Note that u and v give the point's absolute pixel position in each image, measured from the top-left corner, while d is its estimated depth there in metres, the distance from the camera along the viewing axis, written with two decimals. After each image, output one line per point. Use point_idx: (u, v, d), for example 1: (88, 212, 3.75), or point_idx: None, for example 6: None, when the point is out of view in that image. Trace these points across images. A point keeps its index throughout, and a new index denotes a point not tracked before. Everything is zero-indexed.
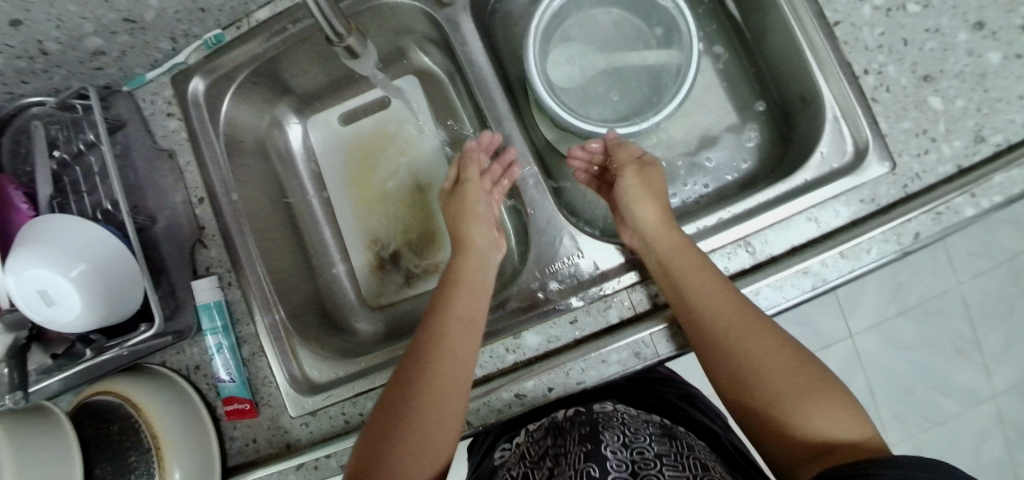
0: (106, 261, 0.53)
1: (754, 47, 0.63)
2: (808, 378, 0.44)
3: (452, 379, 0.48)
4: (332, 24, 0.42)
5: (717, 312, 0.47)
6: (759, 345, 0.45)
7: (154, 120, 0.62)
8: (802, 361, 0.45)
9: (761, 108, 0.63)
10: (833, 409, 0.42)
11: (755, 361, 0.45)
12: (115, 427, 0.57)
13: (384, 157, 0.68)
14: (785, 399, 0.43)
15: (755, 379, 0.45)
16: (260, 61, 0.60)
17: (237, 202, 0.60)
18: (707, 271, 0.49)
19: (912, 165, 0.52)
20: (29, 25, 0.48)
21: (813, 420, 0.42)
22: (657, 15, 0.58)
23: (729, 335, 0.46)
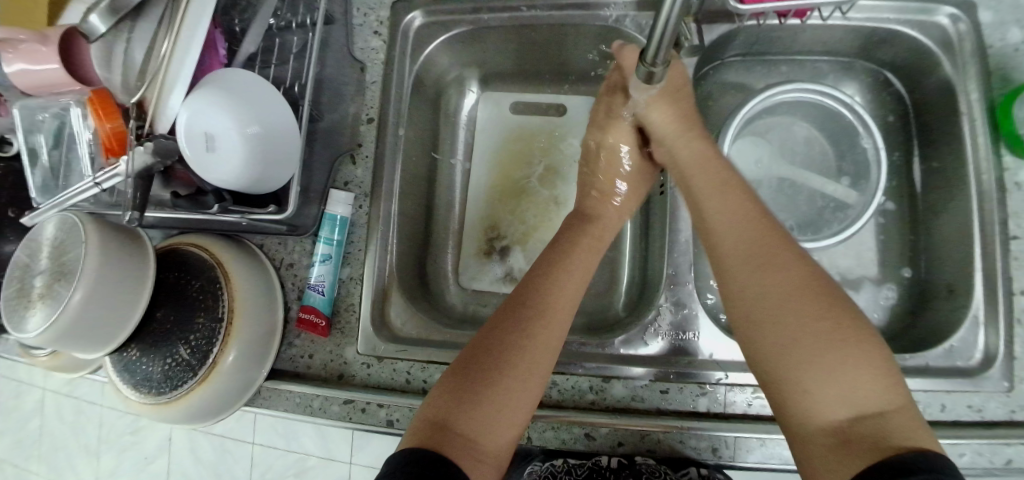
0: (275, 133, 0.53)
1: (921, 219, 0.64)
2: (834, 328, 0.40)
3: (539, 361, 0.46)
4: (659, 55, 0.37)
5: (738, 245, 0.45)
6: (778, 284, 0.42)
7: (360, 31, 0.64)
8: (837, 308, 0.41)
9: (906, 274, 0.64)
10: (856, 366, 0.38)
11: (769, 302, 0.42)
12: (195, 284, 0.56)
13: (536, 158, 0.70)
14: (805, 348, 0.40)
15: (778, 329, 0.41)
16: (478, 24, 0.61)
17: (400, 136, 0.61)
18: (731, 194, 0.48)
19: None
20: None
21: (833, 382, 0.38)
22: (851, 156, 0.61)
23: (758, 277, 0.43)
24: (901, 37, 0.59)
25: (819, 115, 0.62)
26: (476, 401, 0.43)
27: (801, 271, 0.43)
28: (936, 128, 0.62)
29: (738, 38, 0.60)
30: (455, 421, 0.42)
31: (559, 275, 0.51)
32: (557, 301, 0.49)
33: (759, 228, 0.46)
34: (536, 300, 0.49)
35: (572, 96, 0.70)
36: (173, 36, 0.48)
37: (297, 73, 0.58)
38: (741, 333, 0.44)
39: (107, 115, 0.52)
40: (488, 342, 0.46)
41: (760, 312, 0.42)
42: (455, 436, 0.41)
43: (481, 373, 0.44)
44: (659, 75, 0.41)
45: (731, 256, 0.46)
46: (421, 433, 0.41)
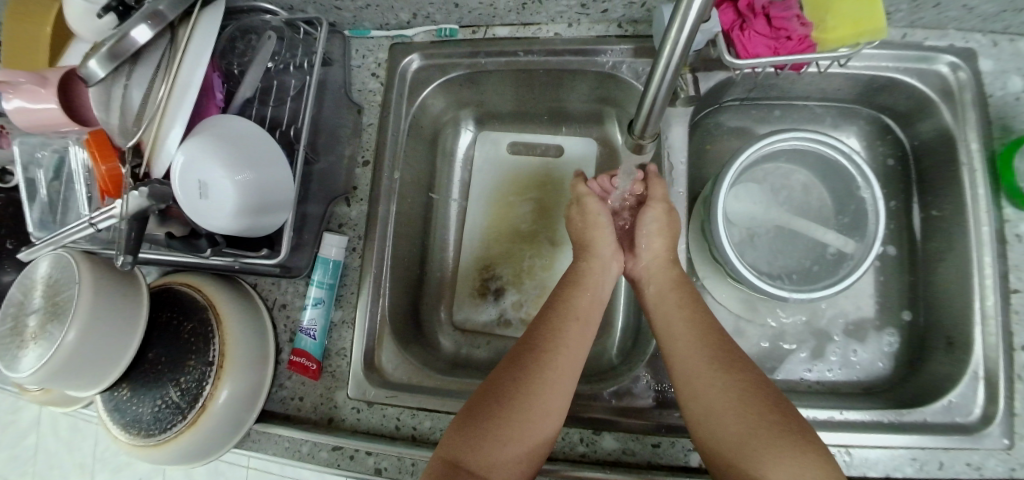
0: (267, 183, 0.53)
1: (920, 267, 0.62)
2: (781, 417, 0.43)
3: (553, 397, 0.47)
4: (649, 122, 0.38)
5: (687, 347, 0.49)
6: (720, 384, 0.46)
7: (358, 72, 0.64)
8: (777, 405, 0.44)
9: (907, 320, 0.62)
10: (799, 458, 0.41)
11: (716, 400, 0.45)
12: (188, 327, 0.57)
13: (533, 197, 0.70)
14: (760, 435, 0.42)
15: (731, 416, 0.44)
16: (474, 67, 0.62)
17: (394, 178, 0.61)
18: (686, 301, 0.52)
19: None
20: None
21: (788, 468, 0.40)
22: (850, 204, 0.60)
23: (709, 369, 0.47)
24: (900, 84, 0.59)
25: (819, 163, 0.61)
26: (483, 438, 0.44)
27: (745, 373, 0.46)
28: (935, 175, 0.61)
29: (735, 85, 0.60)
30: (467, 457, 0.43)
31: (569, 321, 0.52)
32: (568, 340, 0.50)
33: (706, 333, 0.50)
34: (546, 339, 0.50)
35: (570, 137, 0.70)
36: (169, 81, 0.48)
37: (293, 116, 0.58)
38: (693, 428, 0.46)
39: (103, 156, 0.52)
40: (497, 383, 0.48)
41: (707, 410, 0.45)
42: (471, 475, 0.42)
43: (483, 426, 0.45)
44: (648, 146, 0.42)
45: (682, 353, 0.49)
46: (435, 471, 0.43)
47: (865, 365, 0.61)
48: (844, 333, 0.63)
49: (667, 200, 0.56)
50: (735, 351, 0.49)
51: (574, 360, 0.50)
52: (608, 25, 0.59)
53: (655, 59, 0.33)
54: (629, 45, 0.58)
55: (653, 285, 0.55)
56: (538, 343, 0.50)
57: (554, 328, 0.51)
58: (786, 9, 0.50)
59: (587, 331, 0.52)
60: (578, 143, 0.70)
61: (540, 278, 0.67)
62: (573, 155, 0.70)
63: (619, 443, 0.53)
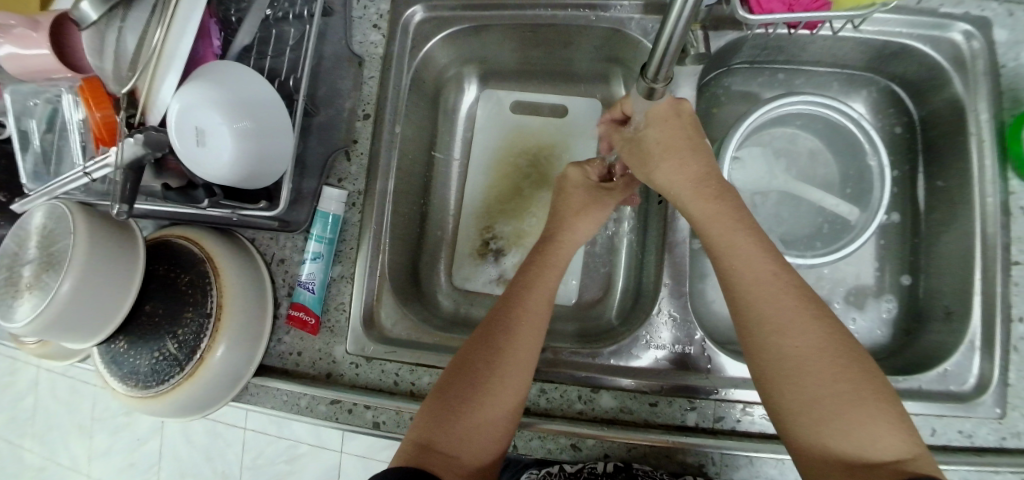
0: (260, 134, 0.52)
1: (923, 237, 0.62)
2: (858, 375, 0.40)
3: (512, 380, 0.46)
4: (660, 70, 0.36)
5: (756, 294, 0.44)
6: (796, 336, 0.42)
7: (360, 24, 0.62)
8: (861, 361, 0.41)
9: (905, 288, 0.62)
10: (879, 416, 0.39)
11: (791, 356, 0.42)
12: (186, 278, 0.56)
13: (536, 157, 0.69)
14: (836, 398, 0.40)
15: (807, 371, 0.41)
16: (480, 22, 0.60)
17: (395, 133, 0.60)
18: (746, 241, 0.46)
19: (1020, 423, 0.51)
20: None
21: (859, 430, 0.39)
22: (855, 170, 0.59)
23: (783, 318, 0.43)
24: (912, 51, 0.58)
25: (828, 128, 0.60)
26: (458, 420, 0.44)
27: (823, 324, 0.42)
28: (944, 145, 0.60)
29: (746, 45, 0.59)
30: (440, 439, 0.43)
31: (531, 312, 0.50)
32: (523, 330, 0.48)
33: (771, 269, 0.45)
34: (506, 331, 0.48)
35: (574, 97, 0.69)
36: (165, 25, 0.47)
37: (292, 66, 0.56)
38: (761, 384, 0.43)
39: (97, 103, 0.51)
40: (478, 361, 0.47)
41: (780, 363, 0.42)
42: (441, 456, 0.42)
43: (456, 405, 0.45)
44: (661, 91, 0.40)
45: (751, 300, 0.44)
46: (406, 454, 0.42)
47: (864, 334, 0.62)
48: (844, 302, 0.63)
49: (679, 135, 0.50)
50: (813, 301, 0.44)
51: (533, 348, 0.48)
52: None
53: (667, 9, 0.32)
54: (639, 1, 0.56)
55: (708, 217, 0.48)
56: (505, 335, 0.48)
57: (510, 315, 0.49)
58: None
59: (546, 296, 0.51)
60: (583, 103, 0.68)
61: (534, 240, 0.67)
62: (578, 116, 0.69)
63: (617, 401, 0.53)
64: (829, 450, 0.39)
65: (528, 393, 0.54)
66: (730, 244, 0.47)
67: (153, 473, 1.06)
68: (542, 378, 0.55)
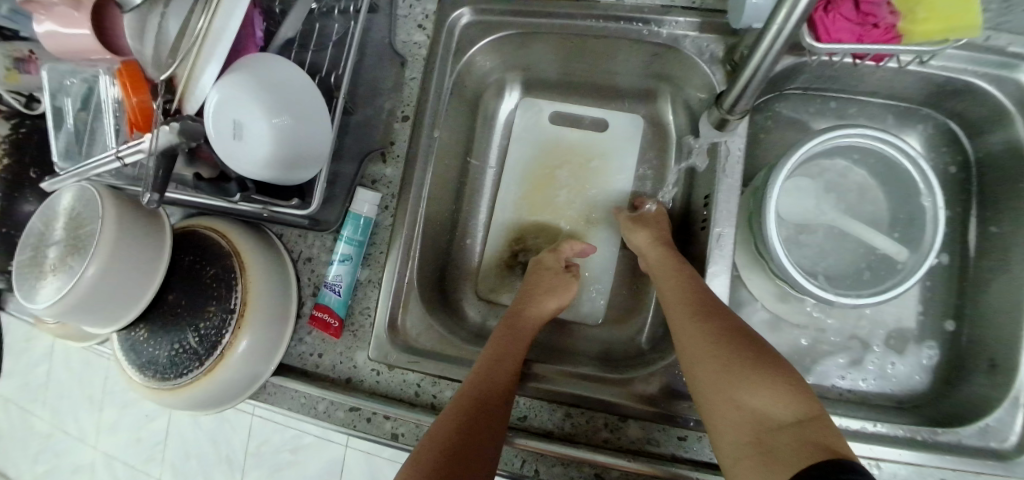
0: (298, 133, 0.51)
1: (973, 283, 0.59)
2: (753, 358, 0.44)
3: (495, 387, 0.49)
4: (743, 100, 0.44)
5: (673, 308, 0.51)
6: (695, 331, 0.48)
7: (405, 23, 0.60)
8: (760, 349, 0.45)
9: (948, 335, 0.60)
10: (774, 388, 0.42)
11: (700, 355, 0.46)
12: (211, 272, 0.55)
13: (572, 171, 0.67)
14: (735, 381, 0.43)
15: (714, 366, 0.45)
16: (529, 29, 0.58)
17: (433, 137, 0.58)
18: (679, 277, 0.52)
19: None
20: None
21: (756, 404, 0.42)
22: (908, 210, 0.57)
23: (693, 328, 0.48)
24: (978, 90, 0.55)
25: (883, 163, 0.57)
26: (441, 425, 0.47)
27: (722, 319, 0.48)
28: (1002, 189, 0.57)
29: (804, 71, 0.57)
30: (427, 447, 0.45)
31: (518, 335, 0.55)
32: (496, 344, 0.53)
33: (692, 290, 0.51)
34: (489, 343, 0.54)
35: (617, 111, 0.67)
36: (210, 14, 0.46)
37: (334, 62, 0.55)
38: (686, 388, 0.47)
39: (134, 87, 0.50)
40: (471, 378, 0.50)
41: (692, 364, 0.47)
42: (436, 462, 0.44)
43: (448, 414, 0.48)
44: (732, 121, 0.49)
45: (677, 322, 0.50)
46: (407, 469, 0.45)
47: (902, 380, 0.59)
48: (885, 345, 0.60)
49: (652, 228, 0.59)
50: (716, 303, 0.49)
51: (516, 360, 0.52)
52: None
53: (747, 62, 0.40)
54: (694, 19, 0.54)
55: (656, 262, 0.56)
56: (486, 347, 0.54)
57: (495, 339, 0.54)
58: None
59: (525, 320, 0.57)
60: (625, 119, 0.66)
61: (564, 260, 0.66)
62: (620, 132, 0.66)
63: (644, 432, 0.51)
64: (745, 436, 0.41)
65: (552, 416, 0.53)
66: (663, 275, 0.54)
67: (159, 451, 1.06)
68: (568, 402, 0.53)
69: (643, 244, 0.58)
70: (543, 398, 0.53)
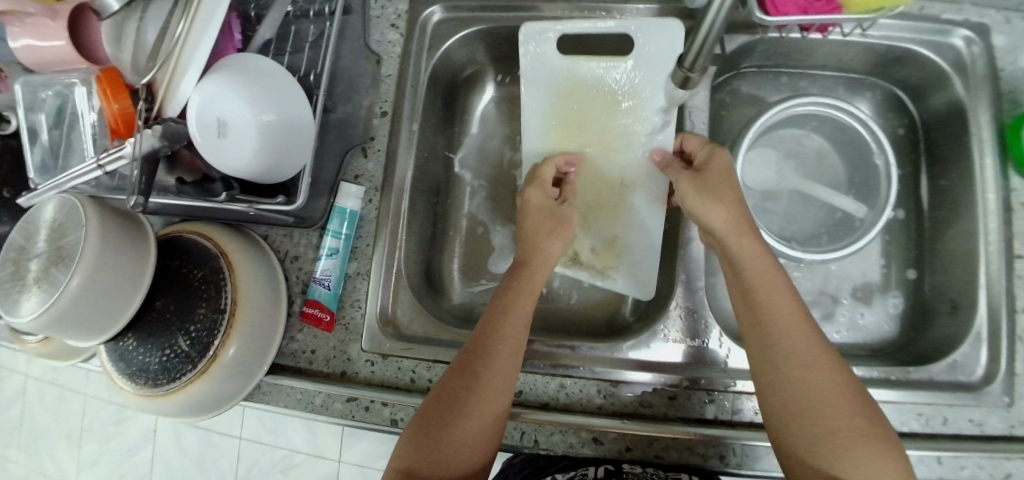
0: (282, 130, 0.52)
1: (928, 234, 0.63)
2: (866, 421, 0.43)
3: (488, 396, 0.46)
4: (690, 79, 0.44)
5: (788, 338, 0.46)
6: (821, 380, 0.44)
7: (377, 24, 0.62)
8: (866, 406, 0.44)
9: (911, 283, 0.64)
10: (882, 457, 0.41)
11: (807, 393, 0.44)
12: (198, 274, 0.55)
13: (597, 113, 0.59)
14: (842, 440, 0.42)
15: (820, 413, 0.43)
16: (497, 23, 0.61)
17: (413, 130, 0.60)
18: (779, 287, 0.48)
19: None
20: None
21: (863, 472, 0.41)
22: (863, 168, 0.61)
23: (805, 362, 0.45)
24: (914, 55, 0.60)
25: (838, 128, 0.62)
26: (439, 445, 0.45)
27: (843, 371, 0.45)
28: (945, 145, 0.62)
29: (756, 48, 0.61)
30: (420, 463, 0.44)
31: (518, 311, 0.51)
32: (501, 348, 0.48)
33: (800, 314, 0.47)
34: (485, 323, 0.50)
35: (642, 24, 0.55)
36: (189, 19, 0.47)
37: (312, 63, 0.57)
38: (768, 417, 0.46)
39: (114, 94, 0.50)
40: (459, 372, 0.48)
41: (799, 402, 0.44)
42: None
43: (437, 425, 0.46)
44: (692, 84, 0.46)
45: (779, 345, 0.46)
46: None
47: (873, 329, 0.63)
48: (853, 298, 0.64)
49: (731, 193, 0.50)
50: (829, 347, 0.46)
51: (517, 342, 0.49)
52: None
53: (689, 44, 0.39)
54: (654, 5, 0.58)
55: (747, 256, 0.48)
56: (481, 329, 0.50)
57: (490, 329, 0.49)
58: None
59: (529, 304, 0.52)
60: (654, 30, 0.55)
61: (608, 224, 0.60)
62: (650, 53, 0.55)
63: (636, 395, 0.53)
64: None
65: (547, 388, 0.54)
66: (764, 280, 0.48)
67: None
68: (561, 372, 0.54)
69: (718, 222, 0.49)
70: (536, 372, 0.55)
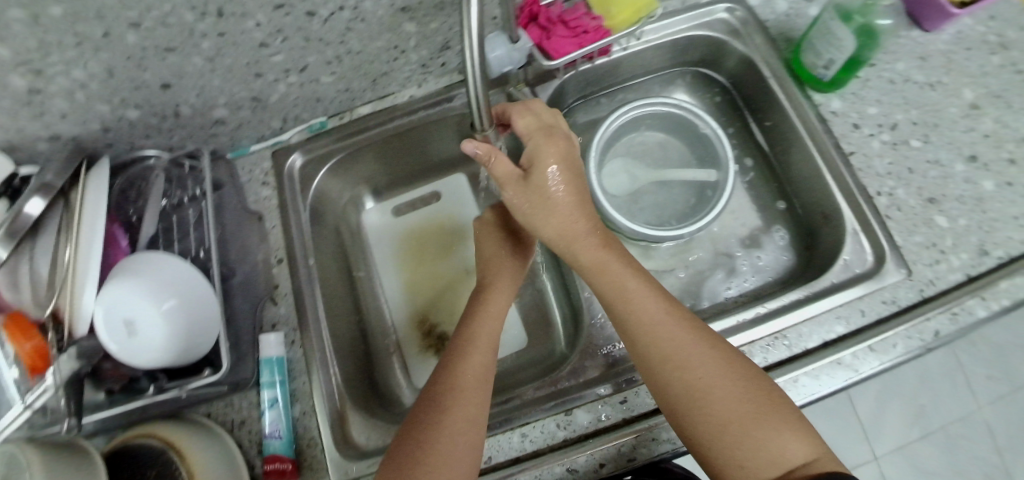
0: (191, 306, 0.56)
1: (779, 168, 0.73)
2: (753, 396, 0.47)
3: (459, 427, 0.47)
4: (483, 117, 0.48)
5: (663, 339, 0.50)
6: (703, 370, 0.48)
7: (250, 187, 0.68)
8: (754, 380, 0.48)
9: (785, 212, 0.72)
10: (777, 429, 0.45)
11: (696, 385, 0.47)
12: (152, 472, 0.53)
13: (434, 244, 0.77)
14: (737, 425, 0.46)
15: (710, 402, 0.47)
16: (352, 146, 0.69)
17: (312, 266, 0.65)
18: (639, 291, 0.52)
19: (926, 272, 0.60)
20: (174, 90, 0.58)
21: (763, 449, 0.45)
22: (698, 141, 0.71)
23: (678, 353, 0.49)
24: (697, 37, 0.71)
25: (670, 121, 0.72)
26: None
27: (720, 357, 0.49)
28: (754, 96, 0.73)
29: (568, 87, 0.71)
30: None
31: (479, 344, 0.54)
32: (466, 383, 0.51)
33: (664, 310, 0.51)
34: (443, 360, 0.54)
35: (439, 183, 0.79)
36: (74, 243, 0.53)
37: (200, 242, 0.63)
38: (675, 423, 0.48)
39: (23, 336, 0.52)
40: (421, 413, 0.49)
41: (690, 404, 0.47)
42: None
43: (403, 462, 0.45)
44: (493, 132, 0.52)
45: (654, 346, 0.50)
46: None
47: (774, 262, 0.70)
48: (744, 247, 0.71)
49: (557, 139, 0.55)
50: (698, 330, 0.51)
51: (481, 371, 0.52)
52: (450, 75, 0.70)
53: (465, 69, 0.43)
54: None
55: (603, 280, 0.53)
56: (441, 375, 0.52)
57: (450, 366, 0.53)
58: (575, 10, 0.59)
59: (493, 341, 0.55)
60: (449, 186, 0.79)
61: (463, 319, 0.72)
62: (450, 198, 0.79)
63: (592, 412, 0.55)
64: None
65: (512, 443, 0.55)
66: (626, 295, 0.52)
67: None
68: (519, 423, 0.55)
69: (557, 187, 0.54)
70: (496, 432, 0.56)
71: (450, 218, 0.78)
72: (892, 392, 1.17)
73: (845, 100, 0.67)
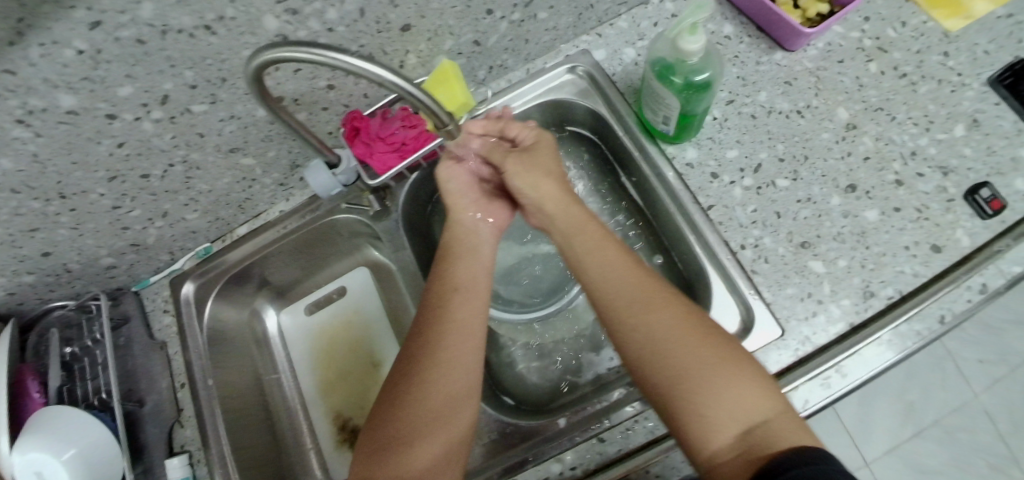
0: (93, 454, 0.61)
1: (653, 220, 0.70)
2: (714, 347, 0.45)
3: (442, 412, 0.49)
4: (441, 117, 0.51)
5: (623, 285, 0.50)
6: (662, 316, 0.48)
7: (154, 315, 0.74)
8: (718, 335, 0.47)
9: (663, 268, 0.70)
10: (737, 381, 0.43)
11: (657, 332, 0.47)
12: None
13: (344, 335, 0.80)
14: (695, 370, 0.44)
15: (666, 347, 0.46)
16: (237, 266, 0.74)
17: (212, 386, 0.69)
18: (604, 244, 0.53)
19: (801, 327, 0.57)
20: (55, 255, 0.64)
21: (723, 396, 0.43)
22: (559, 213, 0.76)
23: (641, 299, 0.49)
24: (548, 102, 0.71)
25: None
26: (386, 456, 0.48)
27: (685, 308, 0.48)
28: (616, 151, 0.72)
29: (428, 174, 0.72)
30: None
31: (471, 308, 0.54)
32: (446, 363, 0.50)
33: (632, 264, 0.52)
34: (429, 323, 0.53)
35: (346, 275, 0.83)
36: None
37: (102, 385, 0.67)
38: (634, 366, 0.48)
39: None
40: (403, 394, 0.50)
41: (650, 348, 0.47)
42: None
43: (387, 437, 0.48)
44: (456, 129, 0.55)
45: (618, 293, 0.50)
46: None
47: None
48: None
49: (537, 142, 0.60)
50: (666, 287, 0.50)
51: (471, 348, 0.52)
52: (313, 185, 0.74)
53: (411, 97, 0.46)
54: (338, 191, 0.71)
55: (568, 221, 0.56)
56: (423, 334, 0.53)
57: (429, 340, 0.52)
58: (392, 126, 0.61)
59: (481, 306, 0.54)
60: (355, 277, 0.82)
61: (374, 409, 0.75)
62: (356, 288, 0.82)
63: None
64: (695, 430, 0.43)
65: None
66: (592, 243, 0.54)
67: None
68: None
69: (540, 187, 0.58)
70: None
71: (360, 305, 0.81)
72: (878, 392, 1.10)
73: (700, 147, 0.65)
